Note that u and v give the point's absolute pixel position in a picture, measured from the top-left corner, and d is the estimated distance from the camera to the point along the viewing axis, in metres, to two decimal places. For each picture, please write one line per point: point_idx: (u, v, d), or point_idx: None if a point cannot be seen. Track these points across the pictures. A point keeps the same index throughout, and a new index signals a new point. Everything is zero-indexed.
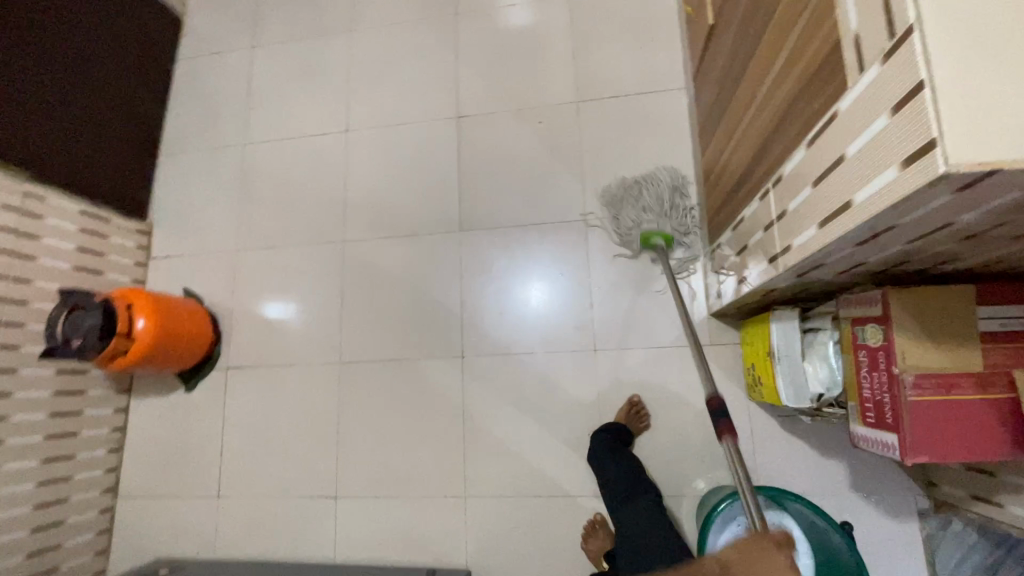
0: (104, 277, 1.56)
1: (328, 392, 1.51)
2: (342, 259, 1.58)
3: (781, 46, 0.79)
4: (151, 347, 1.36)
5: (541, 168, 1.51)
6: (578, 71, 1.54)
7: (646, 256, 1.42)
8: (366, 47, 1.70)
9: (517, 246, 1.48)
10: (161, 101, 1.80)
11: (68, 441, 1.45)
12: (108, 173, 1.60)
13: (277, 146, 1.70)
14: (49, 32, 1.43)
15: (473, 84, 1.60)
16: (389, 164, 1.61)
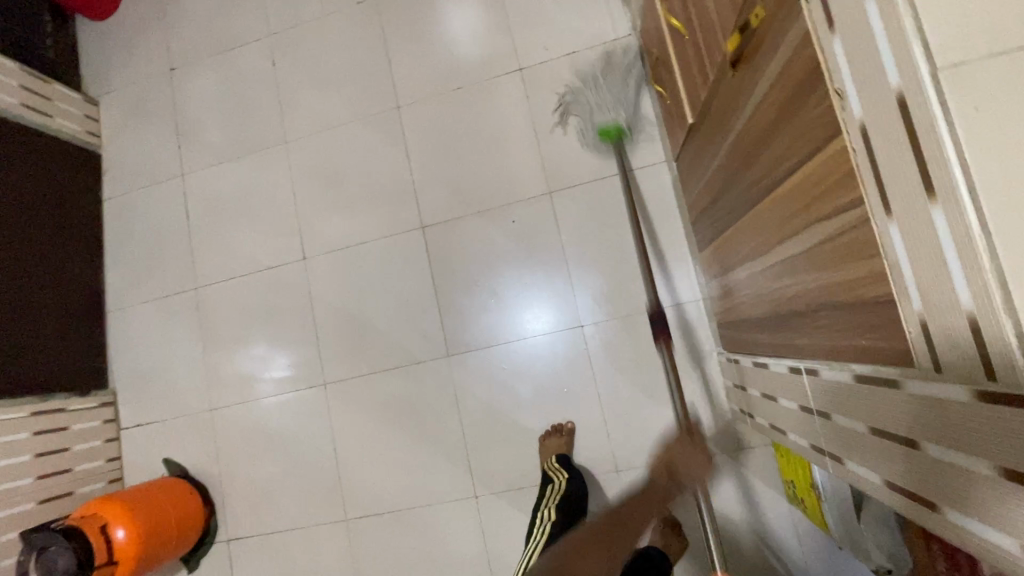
0: (74, 472, 1.44)
1: (340, 552, 1.40)
2: (327, 403, 1.45)
3: (791, 225, 0.66)
4: (140, 553, 1.25)
5: (523, 271, 1.38)
6: (543, 158, 1.40)
7: (652, 355, 1.31)
8: (306, 160, 1.54)
9: (515, 368, 1.37)
10: (96, 252, 1.63)
11: None
12: (53, 357, 1.46)
13: (232, 285, 1.55)
14: None
15: (432, 187, 1.45)
16: (356, 289, 1.47)
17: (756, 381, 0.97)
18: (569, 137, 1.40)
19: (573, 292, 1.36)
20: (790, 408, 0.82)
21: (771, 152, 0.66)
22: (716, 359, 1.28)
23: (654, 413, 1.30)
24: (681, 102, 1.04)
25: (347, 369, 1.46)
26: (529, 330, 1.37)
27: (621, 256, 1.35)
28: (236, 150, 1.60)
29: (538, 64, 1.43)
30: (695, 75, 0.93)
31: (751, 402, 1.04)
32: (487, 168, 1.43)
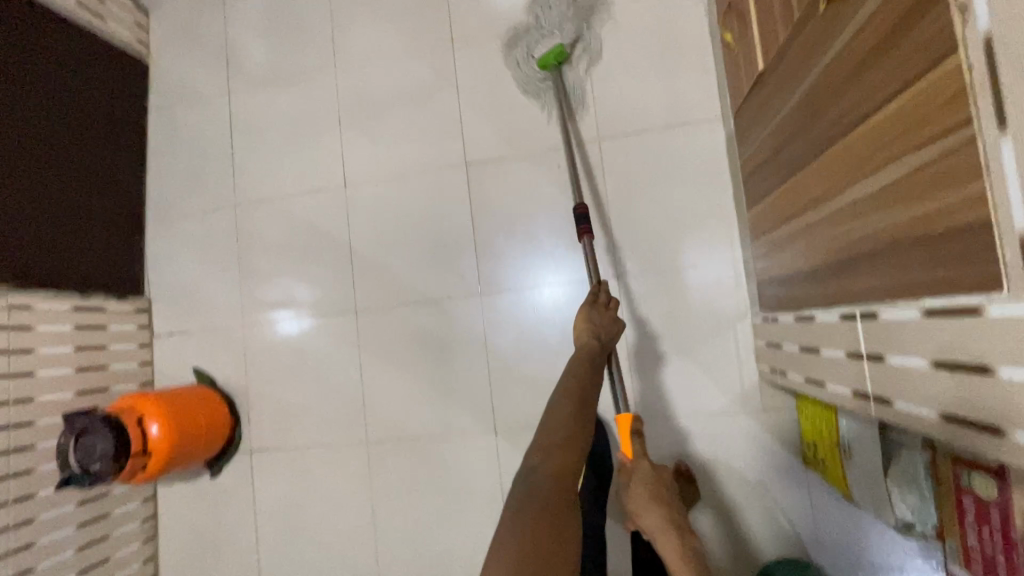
0: (110, 370, 1.48)
1: (358, 472, 1.44)
2: (357, 329, 1.48)
3: (874, 163, 0.66)
4: (171, 451, 1.29)
5: (564, 218, 1.38)
6: (595, 105, 1.38)
7: (686, 312, 1.31)
8: (355, 87, 1.53)
9: (546, 312, 1.38)
10: (139, 162, 1.64)
11: (101, 546, 1.40)
12: (93, 259, 1.49)
13: (271, 206, 1.56)
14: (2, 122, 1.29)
15: (480, 125, 1.44)
16: (395, 221, 1.48)
17: (797, 336, 0.97)
18: (624, 86, 1.37)
19: (562, 267, 1.38)
20: (835, 358, 0.82)
21: (865, 88, 0.65)
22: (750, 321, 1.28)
23: (680, 367, 1.31)
24: (753, 50, 1.02)
25: (379, 299, 1.47)
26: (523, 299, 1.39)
27: (664, 211, 1.34)
28: (284, 72, 1.59)
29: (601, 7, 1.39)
30: (775, 19, 0.90)
31: (786, 359, 1.05)
32: (537, 110, 1.41)
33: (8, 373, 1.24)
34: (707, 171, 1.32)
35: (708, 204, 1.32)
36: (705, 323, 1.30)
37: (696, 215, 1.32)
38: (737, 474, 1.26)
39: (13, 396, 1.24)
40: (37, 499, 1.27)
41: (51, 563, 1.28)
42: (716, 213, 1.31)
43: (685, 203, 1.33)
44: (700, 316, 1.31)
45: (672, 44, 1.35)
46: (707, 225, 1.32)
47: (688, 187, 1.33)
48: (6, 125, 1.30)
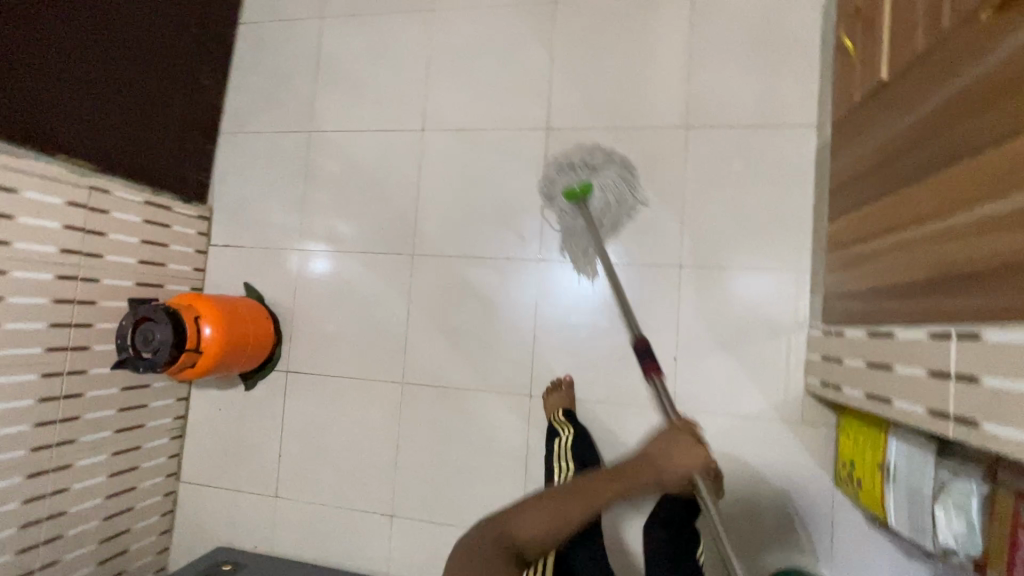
0: (167, 269, 1.50)
1: (388, 410, 1.47)
2: (411, 272, 1.50)
3: (1012, 183, 0.64)
4: (219, 355, 1.33)
5: (635, 199, 1.38)
6: (690, 92, 1.36)
7: (743, 313, 1.31)
8: (448, 34, 1.52)
9: (601, 289, 1.38)
10: (223, 71, 1.65)
11: (134, 433, 1.44)
12: (165, 156, 1.49)
13: (345, 138, 1.57)
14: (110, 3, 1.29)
15: (568, 93, 1.43)
16: (466, 175, 1.48)
17: (866, 352, 0.97)
18: (722, 77, 1.35)
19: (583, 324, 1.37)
20: (912, 375, 0.81)
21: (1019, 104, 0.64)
22: (805, 333, 1.27)
23: (724, 366, 1.31)
24: (877, 56, 0.99)
25: (436, 247, 1.49)
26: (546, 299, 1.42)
27: (740, 209, 1.32)
28: (379, 6, 1.58)
29: None
30: (913, 27, 0.88)
31: (846, 374, 1.04)
32: (628, 87, 1.39)
33: (78, 251, 1.25)
34: (791, 176, 1.30)
35: (787, 208, 1.30)
36: (758, 327, 1.30)
37: (771, 218, 1.31)
38: (763, 478, 1.27)
39: (81, 275, 1.26)
40: (87, 376, 1.29)
41: (90, 439, 1.32)
42: (792, 220, 1.29)
43: (762, 204, 1.31)
44: (755, 319, 1.30)
45: (781, 42, 1.32)
46: (781, 230, 1.30)
47: (768, 189, 1.31)
48: (112, 7, 1.30)
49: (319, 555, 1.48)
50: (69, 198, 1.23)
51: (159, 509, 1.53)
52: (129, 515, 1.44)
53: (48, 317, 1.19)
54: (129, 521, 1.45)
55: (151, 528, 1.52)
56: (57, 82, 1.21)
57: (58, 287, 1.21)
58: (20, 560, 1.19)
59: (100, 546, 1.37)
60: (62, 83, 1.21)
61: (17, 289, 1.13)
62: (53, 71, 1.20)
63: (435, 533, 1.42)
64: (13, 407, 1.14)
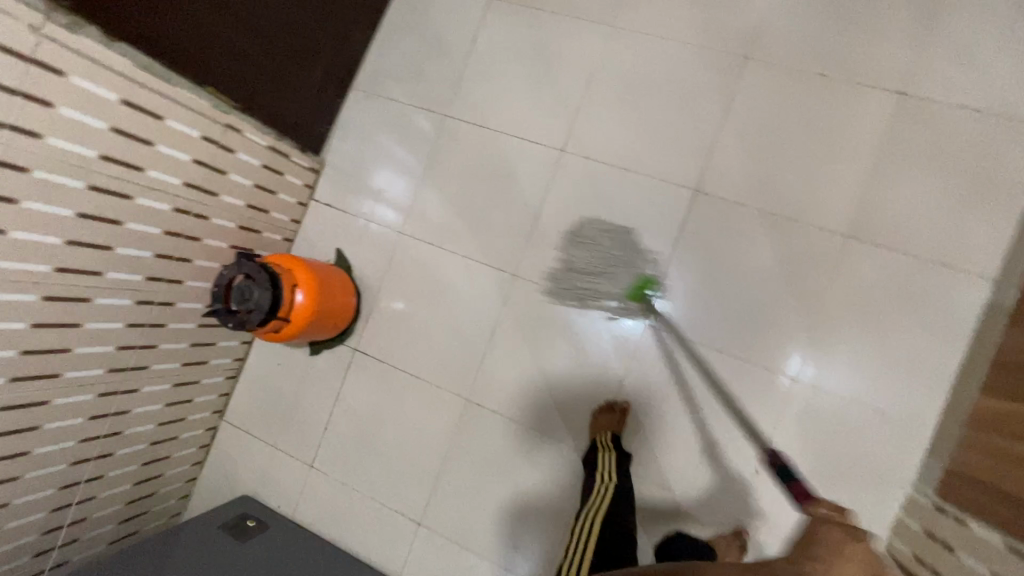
0: (269, 216, 1.46)
1: (445, 421, 1.44)
2: (508, 292, 1.44)
3: None
4: (306, 324, 1.29)
5: (766, 292, 1.28)
6: (864, 199, 1.24)
7: (847, 452, 1.21)
8: (620, 56, 1.40)
9: (700, 376, 1.31)
10: (372, 26, 1.57)
11: (198, 368, 1.43)
12: (297, 102, 1.43)
13: (479, 132, 1.49)
14: None
15: (731, 159, 1.32)
16: (594, 211, 1.39)
17: (995, 566, 0.89)
18: (906, 195, 1.22)
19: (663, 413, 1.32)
20: None
21: None
22: (906, 495, 1.17)
23: None
24: None
25: (541, 275, 1.42)
26: (601, 312, 1.38)
27: (879, 342, 1.21)
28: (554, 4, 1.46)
29: (925, 101, 1.23)
30: None
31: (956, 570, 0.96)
32: (799, 174, 1.28)
33: (198, 188, 1.21)
34: (948, 326, 1.18)
35: (930, 357, 1.18)
36: (856, 470, 1.20)
37: (911, 361, 1.19)
38: None
39: (194, 209, 1.22)
40: (174, 309, 1.27)
41: (161, 368, 1.31)
42: (934, 372, 1.18)
43: (906, 343, 1.20)
44: (857, 461, 1.20)
45: (988, 178, 1.19)
46: (917, 379, 1.19)
47: (919, 330, 1.19)
48: None
49: (338, 536, 1.48)
50: (205, 132, 1.18)
51: (198, 441, 1.54)
52: (172, 443, 1.45)
53: (156, 247, 1.16)
54: (169, 449, 1.45)
55: (186, 459, 1.53)
56: (226, 10, 1.14)
57: (172, 219, 1.18)
58: (72, 471, 1.20)
59: (142, 468, 1.38)
60: (224, 11, 1.14)
61: (137, 214, 1.10)
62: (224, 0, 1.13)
63: (458, 555, 1.41)
64: (105, 328, 1.13)
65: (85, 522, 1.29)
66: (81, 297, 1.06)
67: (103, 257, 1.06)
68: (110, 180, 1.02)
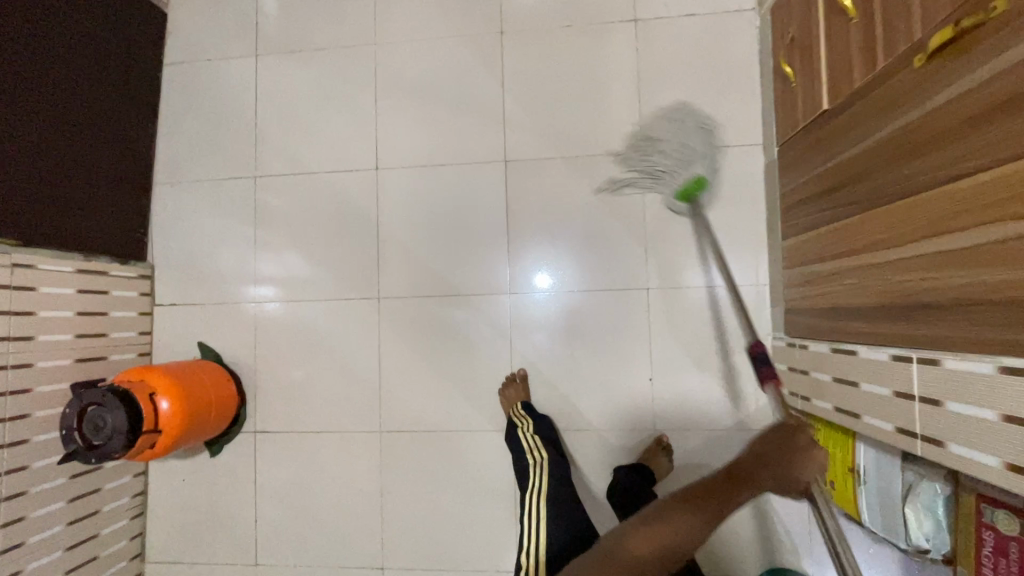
0: (109, 338, 1.38)
1: (368, 460, 1.43)
2: (378, 315, 1.45)
3: (942, 229, 0.72)
4: (181, 427, 1.23)
5: (597, 225, 1.39)
6: (642, 116, 1.39)
7: (715, 329, 1.34)
8: (396, 68, 1.48)
9: (573, 318, 1.39)
10: (151, 119, 1.53)
11: (91, 520, 1.33)
12: (95, 218, 1.37)
13: (295, 180, 1.50)
14: (28, 72, 1.19)
15: (523, 123, 1.43)
16: (427, 210, 1.45)
17: (830, 367, 1.03)
18: (672, 101, 1.39)
19: (556, 365, 1.39)
20: (878, 392, 0.88)
21: (943, 160, 0.71)
22: (770, 345, 1.32)
23: (697, 381, 1.34)
24: (818, 86, 1.05)
25: (404, 288, 1.45)
26: (471, 299, 1.43)
27: (699, 229, 1.36)
28: (319, 41, 1.51)
29: (655, 20, 1.40)
30: (851, 59, 0.93)
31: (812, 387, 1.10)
32: (584, 115, 1.41)
33: (7, 337, 1.14)
34: (745, 195, 1.35)
35: (743, 223, 1.35)
36: (726, 342, 1.34)
37: (729, 233, 1.35)
38: None
39: (11, 361, 1.14)
40: (29, 471, 1.18)
41: (43, 538, 1.21)
42: (749, 236, 1.34)
43: (720, 220, 1.36)
44: (723, 333, 1.34)
45: (726, 66, 1.37)
46: (740, 246, 1.35)
47: (724, 205, 1.36)
48: (30, 78, 1.20)
49: None
50: None
51: None
52: None
53: None
54: None
55: None
56: None
57: None
58: None
59: None
60: None
61: None
62: None
63: None
64: None
65: None
66: None
67: None
68: None
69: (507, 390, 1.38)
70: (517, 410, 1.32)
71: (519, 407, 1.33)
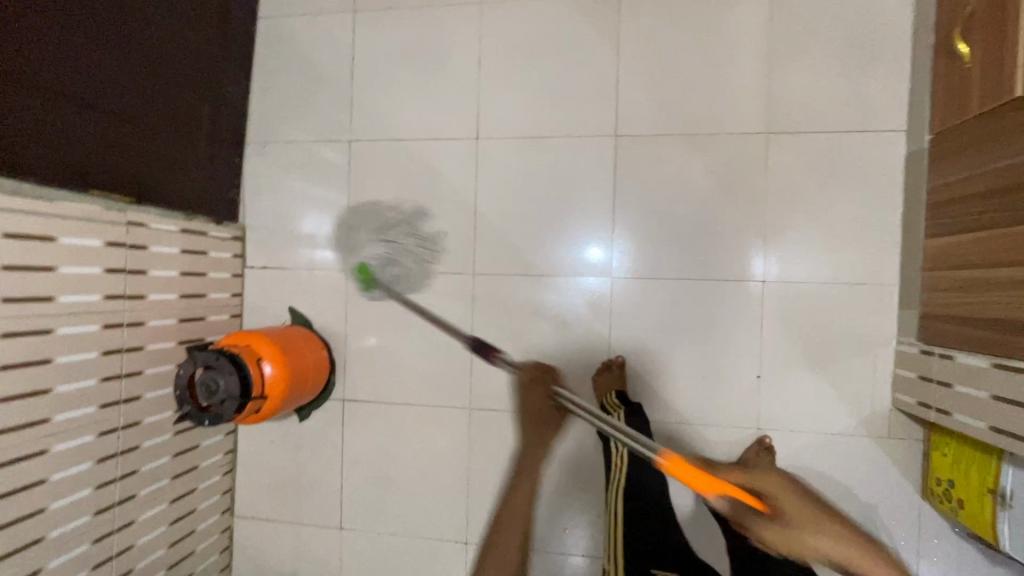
0: (207, 300, 1.38)
1: (455, 436, 1.42)
2: (471, 292, 1.42)
3: None
4: (285, 393, 1.24)
5: (711, 211, 1.31)
6: (770, 94, 1.28)
7: (834, 329, 1.26)
8: (502, 32, 1.39)
9: (677, 308, 1.33)
10: (245, 76, 1.49)
11: (190, 476, 1.36)
12: (195, 177, 1.35)
13: (390, 148, 1.45)
14: (136, 21, 1.16)
15: (636, 97, 1.33)
16: (526, 187, 1.39)
17: (989, 383, 0.95)
18: (805, 80, 1.27)
19: (656, 355, 1.34)
20: None
21: None
22: (894, 349, 1.23)
23: (809, 382, 1.27)
24: (1009, 68, 0.93)
25: (498, 266, 1.40)
26: (570, 282, 1.37)
27: (824, 221, 1.26)
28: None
29: None
30: None
31: (959, 401, 1.02)
32: (704, 91, 1.31)
33: (122, 295, 1.14)
34: (880, 186, 1.24)
35: (875, 217, 1.24)
36: (845, 344, 1.25)
37: (860, 227, 1.25)
38: (850, 494, 1.25)
39: (125, 319, 1.15)
40: (141, 427, 1.20)
41: (152, 491, 1.24)
42: (881, 231, 1.24)
43: (849, 212, 1.25)
44: (842, 334, 1.26)
45: (871, 41, 1.24)
46: (870, 242, 1.25)
47: (856, 196, 1.25)
48: (138, 28, 1.16)
49: None
50: (108, 238, 1.11)
51: (217, 547, 1.48)
52: (191, 559, 1.38)
53: (100, 371, 1.09)
54: (190, 565, 1.38)
55: (211, 568, 1.46)
56: (94, 113, 1.09)
57: (105, 337, 1.10)
58: None
59: None
60: (96, 115, 1.09)
61: (65, 345, 1.02)
62: (89, 103, 1.07)
63: None
64: (75, 472, 1.06)
65: None
66: (36, 449, 0.98)
67: (45, 401, 0.99)
68: (22, 320, 0.95)
69: (599, 375, 1.33)
70: (609, 400, 1.28)
71: (613, 397, 1.29)
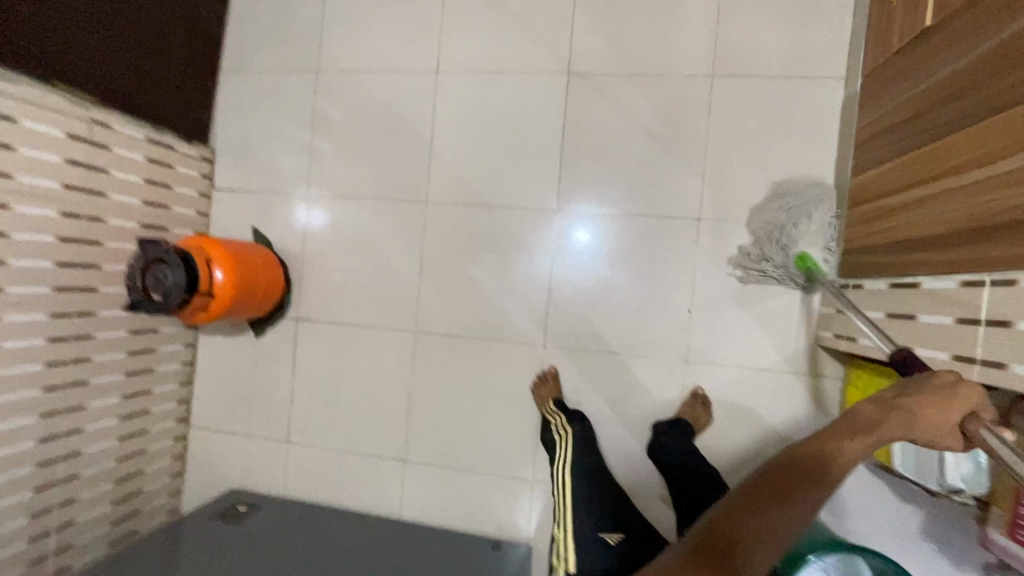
0: (171, 212, 1.45)
1: (400, 358, 1.48)
2: (423, 220, 1.47)
3: None
4: (232, 297, 1.30)
5: (654, 149, 1.35)
6: (717, 39, 1.32)
7: (764, 267, 1.30)
8: None
9: (618, 242, 1.38)
10: (222, 4, 1.55)
11: (144, 377, 1.43)
12: (166, 93, 1.42)
13: (354, 79, 1.50)
14: None
15: (590, 37, 1.38)
16: (481, 120, 1.44)
17: (886, 303, 0.99)
18: (752, 26, 1.31)
19: (595, 286, 1.38)
20: (938, 323, 0.84)
21: None
22: (820, 288, 1.27)
23: (737, 318, 1.32)
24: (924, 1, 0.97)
25: (451, 195, 1.45)
26: (518, 213, 1.42)
27: (761, 163, 1.30)
28: None
29: None
30: None
31: (863, 326, 1.06)
32: (655, 33, 1.35)
33: (83, 188, 1.21)
34: (818, 131, 1.28)
35: (810, 160, 1.28)
36: (774, 282, 1.30)
37: (794, 170, 1.29)
38: (769, 427, 1.30)
39: (85, 212, 1.22)
40: (96, 317, 1.28)
41: (104, 381, 1.32)
42: (814, 175, 1.28)
43: (786, 155, 1.29)
44: (771, 273, 1.30)
45: None
46: (804, 185, 1.29)
47: (792, 140, 1.29)
48: None
49: (333, 497, 1.52)
50: (70, 130, 1.18)
51: (171, 452, 1.55)
52: (142, 457, 1.46)
53: (55, 255, 1.17)
54: (141, 463, 1.46)
55: (164, 471, 1.53)
56: (65, 12, 1.15)
57: (63, 226, 1.18)
58: (39, 497, 1.20)
59: (116, 486, 1.39)
60: (67, 14, 1.15)
61: (22, 224, 1.10)
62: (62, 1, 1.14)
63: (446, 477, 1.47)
64: (26, 346, 1.13)
65: (70, 549, 1.29)
66: None
67: None
68: None
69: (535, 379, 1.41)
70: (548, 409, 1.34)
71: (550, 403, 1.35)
